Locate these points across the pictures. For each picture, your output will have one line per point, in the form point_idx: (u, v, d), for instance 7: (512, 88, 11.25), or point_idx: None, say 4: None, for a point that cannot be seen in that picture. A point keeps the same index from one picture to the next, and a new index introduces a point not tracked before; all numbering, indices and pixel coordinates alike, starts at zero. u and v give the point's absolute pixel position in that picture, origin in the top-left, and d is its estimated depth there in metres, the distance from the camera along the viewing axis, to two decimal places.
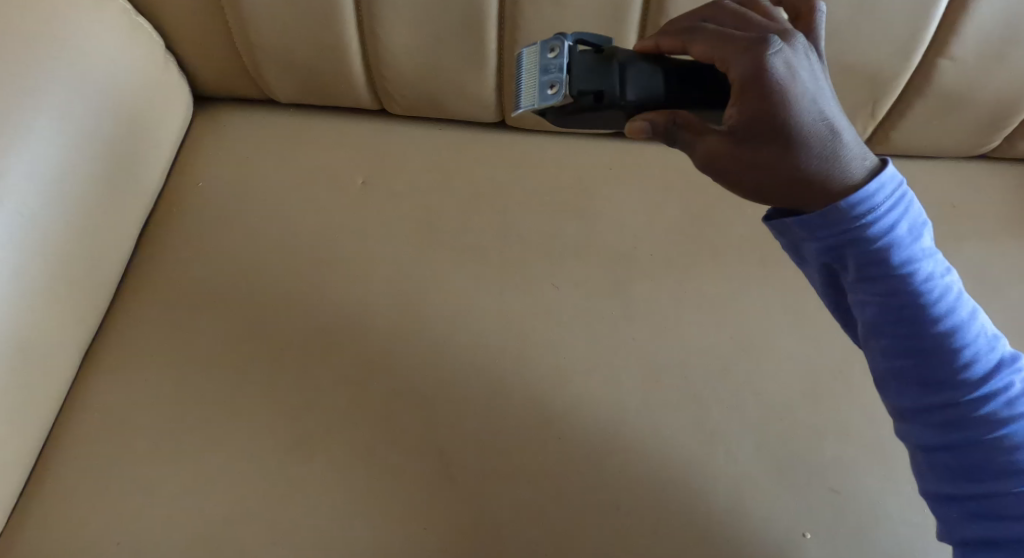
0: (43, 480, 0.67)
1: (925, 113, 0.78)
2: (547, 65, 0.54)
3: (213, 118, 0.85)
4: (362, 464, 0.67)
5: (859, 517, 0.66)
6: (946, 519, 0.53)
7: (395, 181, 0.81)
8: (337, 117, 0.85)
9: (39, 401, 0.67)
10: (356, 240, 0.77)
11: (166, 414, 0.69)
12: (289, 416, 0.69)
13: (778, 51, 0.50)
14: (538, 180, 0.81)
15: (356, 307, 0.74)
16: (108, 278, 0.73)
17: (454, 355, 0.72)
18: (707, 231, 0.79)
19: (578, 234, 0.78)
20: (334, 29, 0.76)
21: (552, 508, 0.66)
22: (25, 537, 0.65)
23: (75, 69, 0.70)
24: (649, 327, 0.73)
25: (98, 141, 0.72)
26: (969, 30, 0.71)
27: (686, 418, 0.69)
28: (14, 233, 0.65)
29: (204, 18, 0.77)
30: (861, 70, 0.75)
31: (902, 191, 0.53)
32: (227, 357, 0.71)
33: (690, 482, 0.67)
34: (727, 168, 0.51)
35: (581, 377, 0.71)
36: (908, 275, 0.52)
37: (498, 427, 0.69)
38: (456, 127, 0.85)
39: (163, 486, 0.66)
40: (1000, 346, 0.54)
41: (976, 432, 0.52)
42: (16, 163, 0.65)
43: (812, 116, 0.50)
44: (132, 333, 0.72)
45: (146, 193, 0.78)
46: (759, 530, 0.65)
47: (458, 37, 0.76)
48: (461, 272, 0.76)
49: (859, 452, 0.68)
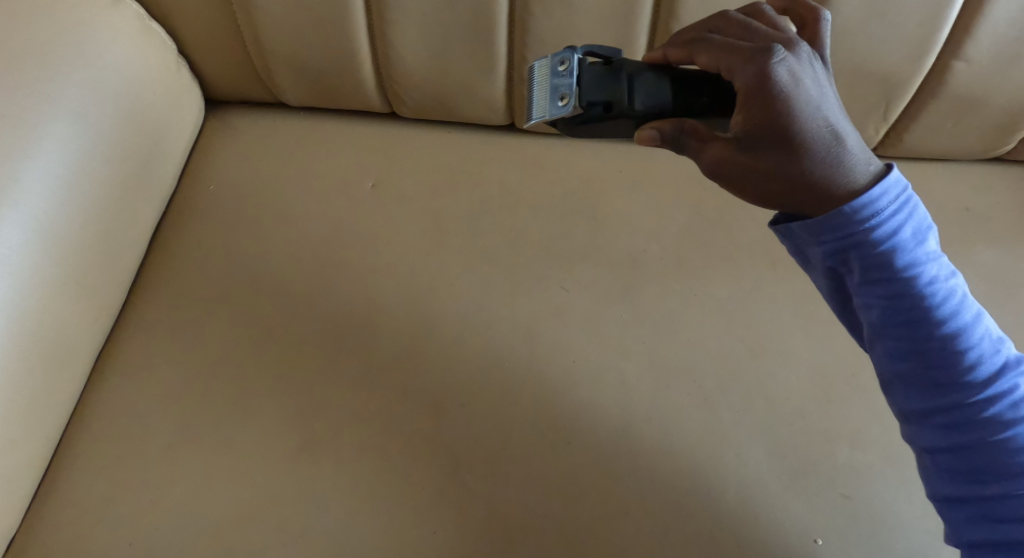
0: (55, 481, 0.67)
1: (938, 116, 0.78)
2: (557, 80, 0.54)
3: (224, 122, 0.85)
4: (373, 465, 0.67)
5: (873, 521, 0.66)
6: (953, 521, 0.53)
7: (405, 184, 0.81)
8: (347, 120, 0.85)
9: (53, 401, 0.68)
10: (366, 243, 0.77)
11: (178, 416, 0.69)
12: (300, 419, 0.69)
13: (783, 59, 0.50)
14: (549, 181, 0.81)
15: (366, 309, 0.74)
16: (121, 278, 0.74)
17: (464, 357, 0.72)
18: (718, 233, 0.79)
19: (588, 236, 0.78)
20: (345, 30, 0.76)
21: (562, 510, 0.66)
22: (38, 538, 0.65)
23: (88, 73, 0.70)
24: (659, 330, 0.73)
25: (110, 145, 0.72)
26: (983, 32, 0.71)
27: (697, 422, 0.69)
28: (26, 238, 0.65)
29: (215, 20, 0.77)
30: (874, 73, 0.75)
31: (907, 195, 0.52)
32: (239, 359, 0.71)
33: (701, 485, 0.67)
34: (732, 175, 0.51)
35: (591, 379, 0.71)
36: (913, 279, 0.52)
37: (507, 428, 0.69)
38: (466, 129, 0.85)
39: (175, 487, 0.67)
40: (1005, 348, 0.54)
41: (981, 434, 0.52)
42: (31, 167, 0.66)
43: (816, 123, 0.50)
44: (144, 336, 0.73)
45: (159, 195, 0.78)
46: (771, 534, 0.65)
47: (468, 39, 0.76)
48: (471, 273, 0.76)
49: (871, 456, 0.68)
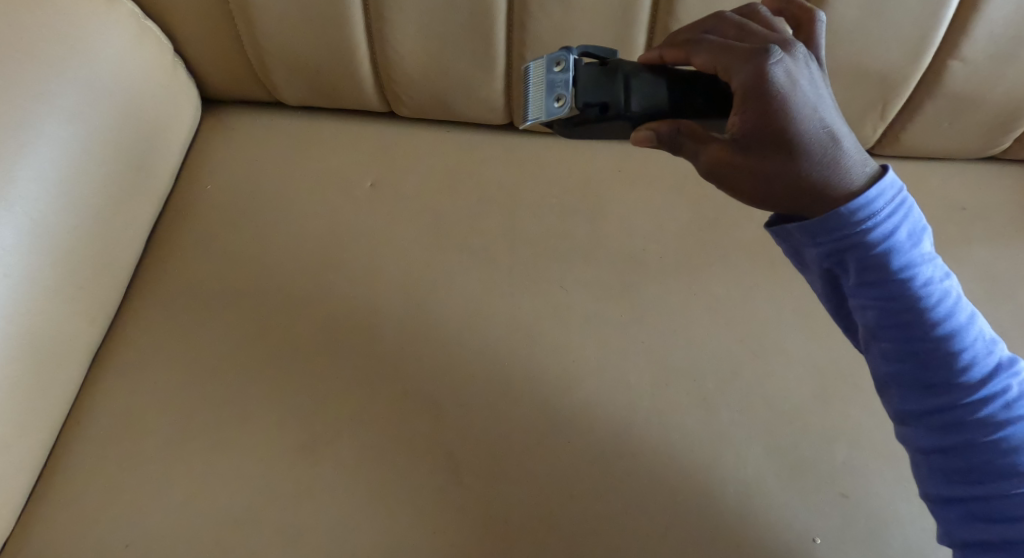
0: (52, 481, 0.67)
1: (936, 114, 0.78)
2: (553, 79, 0.54)
3: (222, 121, 0.85)
4: (372, 464, 0.67)
5: (873, 521, 0.66)
6: (947, 521, 0.53)
7: (404, 182, 0.81)
8: (346, 119, 0.85)
9: (50, 400, 0.68)
10: (364, 242, 0.77)
11: (175, 415, 0.69)
12: (298, 419, 0.69)
13: (779, 60, 0.50)
14: (548, 180, 0.81)
15: (364, 308, 0.74)
16: (119, 276, 0.74)
17: (462, 356, 0.72)
18: (716, 232, 0.78)
19: (586, 236, 0.78)
20: (342, 29, 0.76)
21: (561, 509, 0.66)
22: (35, 538, 0.65)
23: (82, 71, 0.70)
24: (657, 329, 0.73)
25: (106, 143, 0.72)
26: (981, 31, 0.71)
27: (696, 422, 0.69)
28: (21, 236, 0.65)
29: (212, 19, 0.77)
30: (873, 71, 0.75)
31: (902, 197, 0.52)
32: (236, 359, 0.71)
33: (700, 484, 0.67)
34: (729, 176, 0.51)
35: (589, 379, 0.71)
36: (908, 280, 0.52)
37: (506, 427, 0.69)
38: (465, 128, 0.85)
39: (173, 487, 0.67)
40: (999, 349, 0.53)
41: (975, 435, 0.52)
42: (26, 165, 0.65)
43: (813, 124, 0.50)
44: (142, 336, 0.73)
45: (156, 193, 0.78)
46: (769, 534, 0.65)
47: (466, 38, 0.76)
48: (469, 273, 0.76)
49: (870, 455, 0.68)
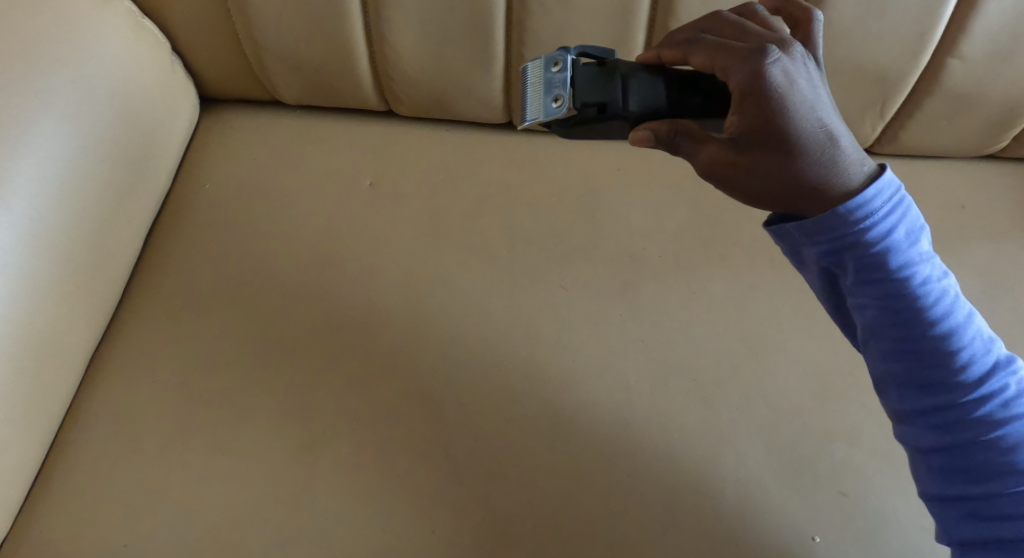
0: (51, 481, 0.67)
1: (934, 113, 0.78)
2: (551, 80, 0.54)
3: (221, 120, 0.85)
4: (371, 464, 0.67)
5: (872, 520, 0.66)
6: (945, 519, 0.53)
7: (403, 182, 0.81)
8: (344, 118, 0.85)
9: (49, 400, 0.68)
10: (363, 241, 0.77)
11: (174, 415, 0.69)
12: (297, 418, 0.69)
13: (777, 60, 0.50)
14: (547, 180, 0.81)
15: (363, 308, 0.74)
16: (118, 276, 0.74)
17: (461, 355, 0.72)
18: (714, 231, 0.78)
19: (585, 235, 0.78)
20: (340, 29, 0.76)
21: (560, 507, 0.66)
22: (34, 538, 0.65)
23: (81, 71, 0.70)
24: (656, 328, 0.73)
25: (104, 143, 0.72)
26: (979, 30, 0.71)
27: (695, 420, 0.69)
28: (20, 235, 0.65)
29: (211, 19, 0.77)
30: (871, 70, 0.75)
31: (901, 195, 0.52)
32: (235, 359, 0.71)
33: (699, 483, 0.67)
34: (727, 176, 0.51)
35: (588, 378, 0.71)
36: (906, 279, 0.52)
37: (505, 426, 0.69)
38: (463, 127, 0.85)
39: (172, 486, 0.67)
40: (997, 348, 0.54)
41: (973, 433, 0.52)
42: (24, 165, 0.65)
43: (810, 124, 0.50)
44: (141, 336, 0.73)
45: (155, 193, 0.78)
46: (769, 533, 0.65)
47: (464, 37, 0.76)
48: (468, 272, 0.76)
49: (869, 454, 0.68)
